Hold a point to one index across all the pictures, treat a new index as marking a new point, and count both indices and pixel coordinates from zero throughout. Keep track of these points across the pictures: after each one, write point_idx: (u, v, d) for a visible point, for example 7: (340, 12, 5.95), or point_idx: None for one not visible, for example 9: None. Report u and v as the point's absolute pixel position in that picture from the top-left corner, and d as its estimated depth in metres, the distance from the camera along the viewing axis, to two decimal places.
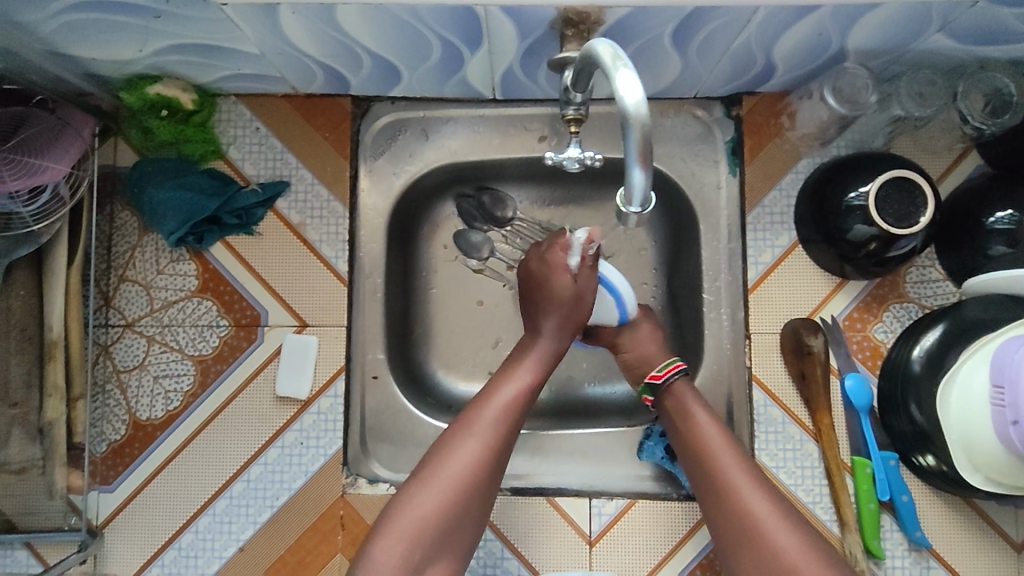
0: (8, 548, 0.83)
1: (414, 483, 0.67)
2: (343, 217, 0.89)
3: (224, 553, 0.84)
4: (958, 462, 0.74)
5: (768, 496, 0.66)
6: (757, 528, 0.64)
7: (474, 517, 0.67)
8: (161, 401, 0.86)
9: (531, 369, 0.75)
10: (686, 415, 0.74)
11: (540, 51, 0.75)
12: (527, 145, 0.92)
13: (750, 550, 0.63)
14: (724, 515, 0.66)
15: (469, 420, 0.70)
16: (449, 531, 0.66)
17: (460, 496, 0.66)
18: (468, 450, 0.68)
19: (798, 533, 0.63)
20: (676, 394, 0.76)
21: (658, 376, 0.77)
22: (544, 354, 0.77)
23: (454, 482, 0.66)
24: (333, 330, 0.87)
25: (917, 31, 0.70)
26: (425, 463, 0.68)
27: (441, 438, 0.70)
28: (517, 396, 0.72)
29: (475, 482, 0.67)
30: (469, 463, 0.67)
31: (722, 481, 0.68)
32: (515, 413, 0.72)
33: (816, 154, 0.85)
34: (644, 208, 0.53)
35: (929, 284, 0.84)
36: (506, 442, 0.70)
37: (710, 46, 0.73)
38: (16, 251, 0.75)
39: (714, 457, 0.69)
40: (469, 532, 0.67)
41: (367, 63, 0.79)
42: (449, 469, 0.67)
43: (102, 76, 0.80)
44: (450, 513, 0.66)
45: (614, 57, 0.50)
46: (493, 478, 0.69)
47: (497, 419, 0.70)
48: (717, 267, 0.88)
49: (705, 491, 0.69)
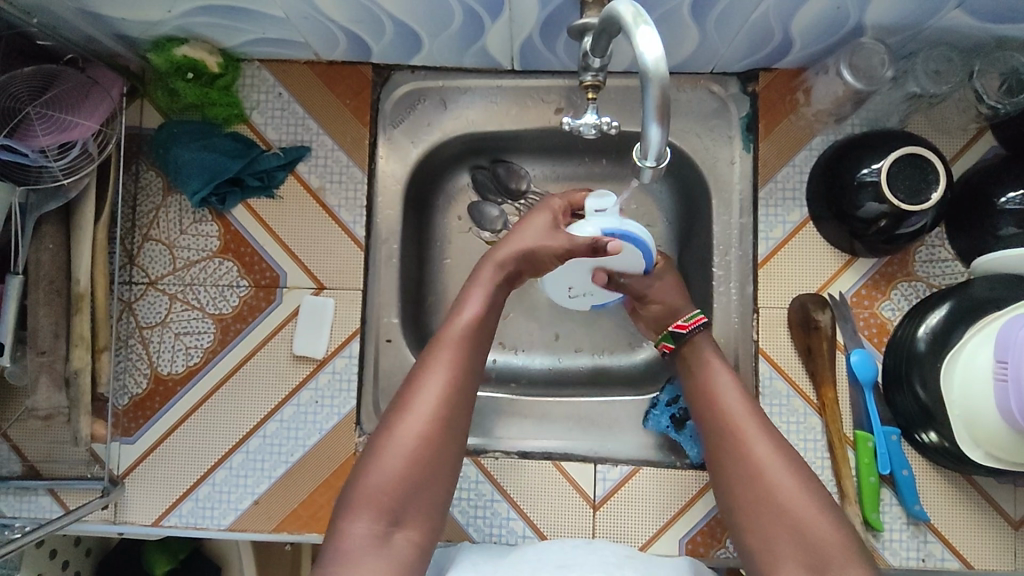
0: (32, 495, 0.87)
1: (381, 437, 0.67)
2: (361, 183, 0.90)
3: (239, 505, 0.87)
4: (960, 439, 0.75)
5: (771, 442, 0.69)
6: (767, 476, 0.67)
7: (449, 460, 0.67)
8: (182, 356, 0.88)
9: (483, 299, 0.75)
10: (702, 364, 0.77)
11: (559, 20, 0.76)
12: (544, 117, 0.93)
13: (757, 498, 0.67)
14: (729, 463, 0.69)
15: (422, 371, 0.70)
16: (423, 487, 0.65)
17: (429, 442, 0.66)
18: (431, 394, 0.68)
19: (798, 479, 0.67)
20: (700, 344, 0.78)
21: (682, 327, 0.79)
22: (488, 291, 0.75)
23: (411, 441, 0.66)
24: (349, 293, 0.89)
25: (936, 6, 0.70)
26: (390, 416, 0.68)
27: (402, 387, 0.70)
28: (472, 326, 0.72)
29: (440, 424, 0.67)
30: (428, 414, 0.67)
31: (731, 430, 0.71)
32: (474, 344, 0.72)
33: (830, 131, 0.86)
34: (659, 162, 0.55)
35: (938, 263, 0.85)
36: (468, 377, 0.70)
37: (728, 19, 0.74)
38: (46, 205, 0.78)
39: (724, 414, 0.72)
40: (446, 477, 0.67)
41: (389, 29, 0.80)
42: (417, 413, 0.67)
43: (132, 37, 0.82)
44: (421, 462, 0.65)
45: (635, 16, 0.51)
46: (458, 426, 0.68)
47: (456, 355, 0.70)
48: (727, 242, 0.89)
49: (712, 439, 0.72)
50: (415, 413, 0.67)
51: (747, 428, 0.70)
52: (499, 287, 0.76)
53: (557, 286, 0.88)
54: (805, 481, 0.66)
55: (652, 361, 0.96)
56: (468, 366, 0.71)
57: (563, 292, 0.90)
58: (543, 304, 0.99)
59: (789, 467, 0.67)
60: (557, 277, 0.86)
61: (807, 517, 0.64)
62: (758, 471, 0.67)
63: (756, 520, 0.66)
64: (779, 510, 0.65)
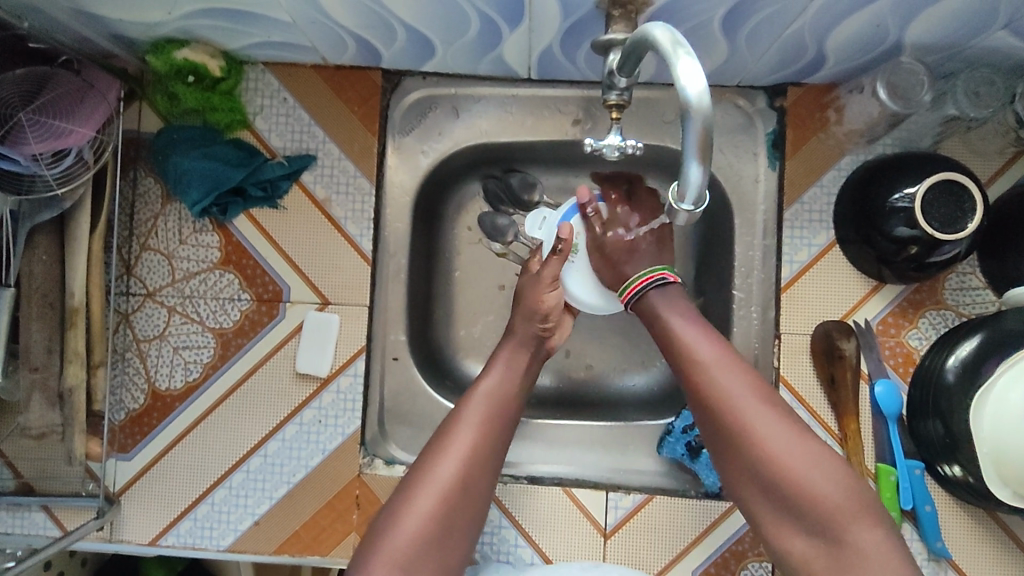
0: (26, 510, 0.84)
1: (401, 498, 0.66)
2: (369, 194, 0.87)
3: (239, 526, 0.84)
4: (987, 477, 0.72)
5: (759, 399, 0.64)
6: (772, 460, 0.62)
7: (466, 527, 0.67)
8: (181, 371, 0.85)
9: (507, 371, 0.75)
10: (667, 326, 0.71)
11: (582, 31, 0.72)
12: (560, 128, 0.89)
13: (762, 485, 0.63)
14: (728, 444, 0.65)
15: (445, 435, 0.70)
16: (439, 552, 0.64)
17: (449, 502, 0.66)
18: (453, 456, 0.67)
19: (797, 441, 0.63)
20: (652, 304, 0.73)
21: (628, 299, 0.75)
22: (511, 364, 0.77)
23: (429, 506, 0.65)
24: (355, 309, 0.86)
25: (982, 26, 0.66)
26: (410, 478, 0.67)
27: (424, 450, 0.70)
28: (496, 395, 0.73)
29: (462, 485, 0.67)
30: (448, 481, 0.66)
31: (720, 401, 0.65)
32: (499, 414, 0.72)
33: (860, 151, 0.82)
34: (697, 206, 0.51)
35: (969, 292, 0.82)
36: (493, 444, 0.70)
37: (761, 34, 0.70)
38: (40, 215, 0.74)
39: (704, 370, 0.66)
40: (460, 547, 0.66)
41: (401, 35, 0.76)
42: (437, 477, 0.66)
43: (129, 38, 0.78)
44: (441, 521, 0.65)
45: (674, 43, 0.47)
46: (475, 495, 0.68)
47: (483, 421, 0.71)
48: (749, 264, 0.86)
49: (703, 416, 0.67)
50: (434, 478, 0.66)
51: (732, 387, 0.65)
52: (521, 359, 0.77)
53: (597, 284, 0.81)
54: (808, 456, 0.62)
55: (666, 381, 0.94)
56: (490, 434, 0.71)
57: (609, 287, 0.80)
58: None
59: (784, 426, 0.63)
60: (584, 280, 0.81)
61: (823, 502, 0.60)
62: (763, 457, 0.63)
63: (760, 490, 0.63)
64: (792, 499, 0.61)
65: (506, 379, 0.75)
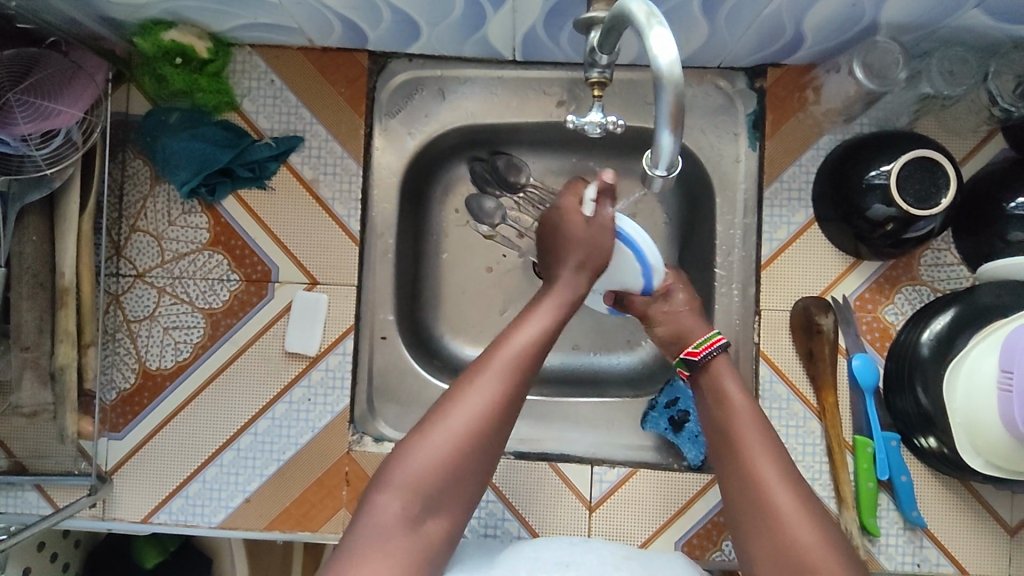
0: (19, 490, 0.85)
1: (427, 424, 0.63)
2: (356, 175, 0.88)
3: (230, 503, 0.85)
4: (960, 446, 0.73)
5: (766, 447, 0.67)
6: (767, 505, 0.64)
7: (492, 454, 0.64)
8: (171, 351, 0.86)
9: (545, 319, 0.70)
10: (716, 386, 0.72)
11: (565, 11, 0.73)
12: (545, 110, 0.91)
13: (755, 518, 0.64)
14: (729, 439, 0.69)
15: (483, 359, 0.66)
16: (457, 483, 0.62)
17: (471, 443, 0.62)
18: (479, 397, 0.64)
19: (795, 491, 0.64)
20: (716, 366, 0.73)
21: (694, 353, 0.74)
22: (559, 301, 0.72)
23: (459, 433, 0.62)
24: (343, 289, 0.87)
25: (953, 6, 0.68)
26: (429, 417, 0.64)
27: (454, 383, 0.66)
28: (534, 343, 0.68)
29: (486, 427, 0.63)
30: (482, 411, 0.63)
31: (736, 440, 0.68)
32: (538, 352, 0.67)
33: (838, 130, 0.84)
34: (670, 171, 0.53)
35: (944, 268, 0.83)
36: (525, 383, 0.66)
37: (739, 13, 0.72)
38: (29, 196, 0.74)
39: (735, 420, 0.69)
40: (481, 475, 0.64)
41: (387, 17, 0.77)
42: (468, 404, 0.63)
43: (117, 20, 0.79)
44: (469, 452, 0.62)
45: (648, 15, 0.48)
46: (507, 423, 0.65)
47: (511, 367, 0.66)
48: (730, 243, 0.88)
49: (723, 446, 0.69)
50: (465, 404, 0.63)
51: (754, 433, 0.68)
52: (566, 309, 0.72)
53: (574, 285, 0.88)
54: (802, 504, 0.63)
55: (650, 360, 0.96)
56: (532, 360, 0.67)
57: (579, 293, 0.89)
58: None
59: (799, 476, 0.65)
60: None
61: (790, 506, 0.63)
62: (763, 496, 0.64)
63: (750, 522, 0.64)
64: (766, 513, 0.63)
65: (544, 326, 0.69)
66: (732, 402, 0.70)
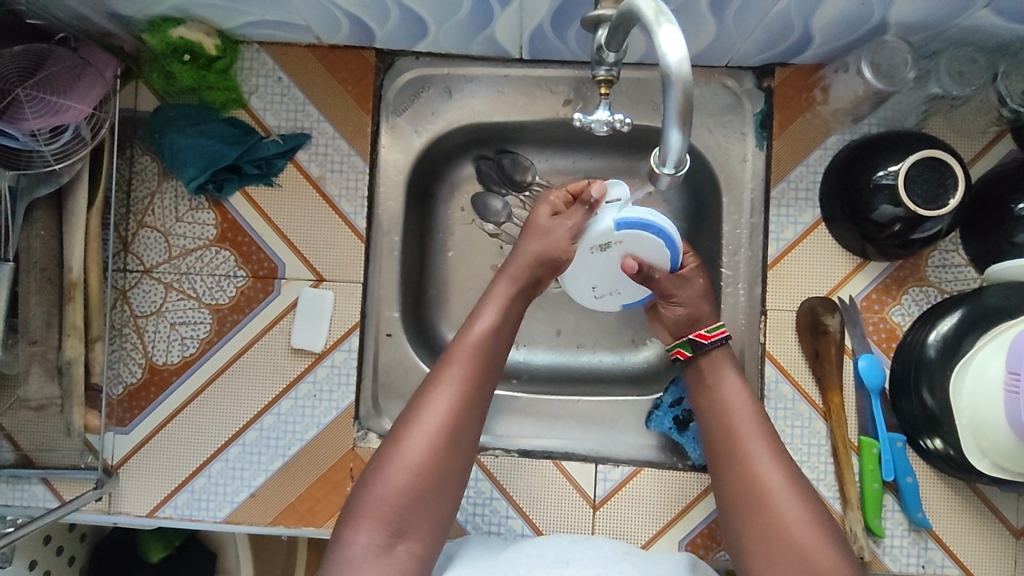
0: (26, 483, 0.85)
1: (388, 446, 0.66)
2: (363, 172, 0.88)
3: (235, 499, 0.86)
4: (966, 447, 0.73)
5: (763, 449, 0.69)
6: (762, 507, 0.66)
7: (456, 469, 0.67)
8: (178, 346, 0.87)
9: (499, 308, 0.74)
10: (711, 387, 0.75)
11: (572, 8, 0.73)
12: (551, 109, 0.91)
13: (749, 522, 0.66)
14: (722, 447, 0.71)
15: (434, 378, 0.70)
16: (427, 502, 0.65)
17: (430, 462, 0.65)
18: (433, 417, 0.67)
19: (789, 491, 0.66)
20: (712, 357, 0.76)
21: (704, 336, 0.77)
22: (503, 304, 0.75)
23: (416, 454, 0.65)
24: (349, 286, 0.88)
25: (962, 6, 0.68)
26: (399, 424, 0.68)
27: (409, 403, 0.69)
28: (485, 339, 0.72)
29: (442, 445, 0.66)
30: (437, 430, 0.66)
31: (729, 445, 0.70)
32: (485, 360, 0.71)
33: (846, 130, 0.84)
34: (678, 169, 0.53)
35: (951, 269, 0.83)
36: (477, 396, 0.69)
37: (747, 13, 0.72)
38: (37, 190, 0.75)
39: (732, 421, 0.72)
40: (453, 489, 0.67)
41: (395, 15, 0.78)
42: (425, 424, 0.66)
43: (126, 16, 0.79)
44: (430, 471, 0.65)
45: (657, 12, 0.48)
46: (465, 437, 0.68)
47: (469, 363, 0.70)
48: (737, 242, 0.88)
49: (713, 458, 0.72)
50: (421, 427, 0.66)
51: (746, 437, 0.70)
52: (514, 303, 0.76)
53: (579, 287, 0.80)
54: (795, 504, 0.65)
55: (655, 359, 0.96)
56: (480, 372, 0.70)
57: (587, 295, 0.81)
58: (547, 301, 0.97)
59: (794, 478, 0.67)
60: (572, 279, 0.79)
61: (781, 506, 0.65)
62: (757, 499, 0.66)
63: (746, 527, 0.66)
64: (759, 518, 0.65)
65: (488, 333, 0.72)
66: (727, 403, 0.73)
